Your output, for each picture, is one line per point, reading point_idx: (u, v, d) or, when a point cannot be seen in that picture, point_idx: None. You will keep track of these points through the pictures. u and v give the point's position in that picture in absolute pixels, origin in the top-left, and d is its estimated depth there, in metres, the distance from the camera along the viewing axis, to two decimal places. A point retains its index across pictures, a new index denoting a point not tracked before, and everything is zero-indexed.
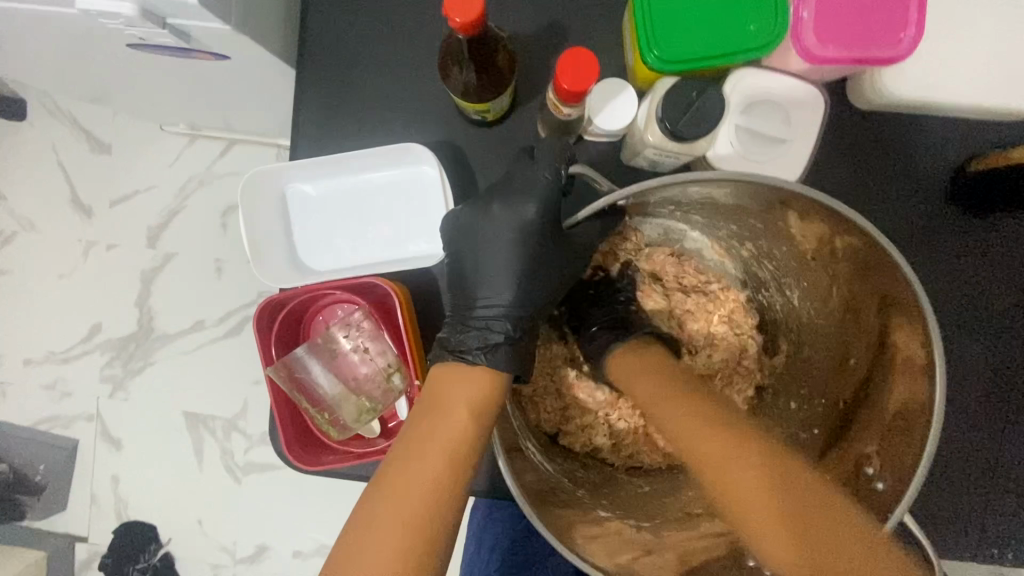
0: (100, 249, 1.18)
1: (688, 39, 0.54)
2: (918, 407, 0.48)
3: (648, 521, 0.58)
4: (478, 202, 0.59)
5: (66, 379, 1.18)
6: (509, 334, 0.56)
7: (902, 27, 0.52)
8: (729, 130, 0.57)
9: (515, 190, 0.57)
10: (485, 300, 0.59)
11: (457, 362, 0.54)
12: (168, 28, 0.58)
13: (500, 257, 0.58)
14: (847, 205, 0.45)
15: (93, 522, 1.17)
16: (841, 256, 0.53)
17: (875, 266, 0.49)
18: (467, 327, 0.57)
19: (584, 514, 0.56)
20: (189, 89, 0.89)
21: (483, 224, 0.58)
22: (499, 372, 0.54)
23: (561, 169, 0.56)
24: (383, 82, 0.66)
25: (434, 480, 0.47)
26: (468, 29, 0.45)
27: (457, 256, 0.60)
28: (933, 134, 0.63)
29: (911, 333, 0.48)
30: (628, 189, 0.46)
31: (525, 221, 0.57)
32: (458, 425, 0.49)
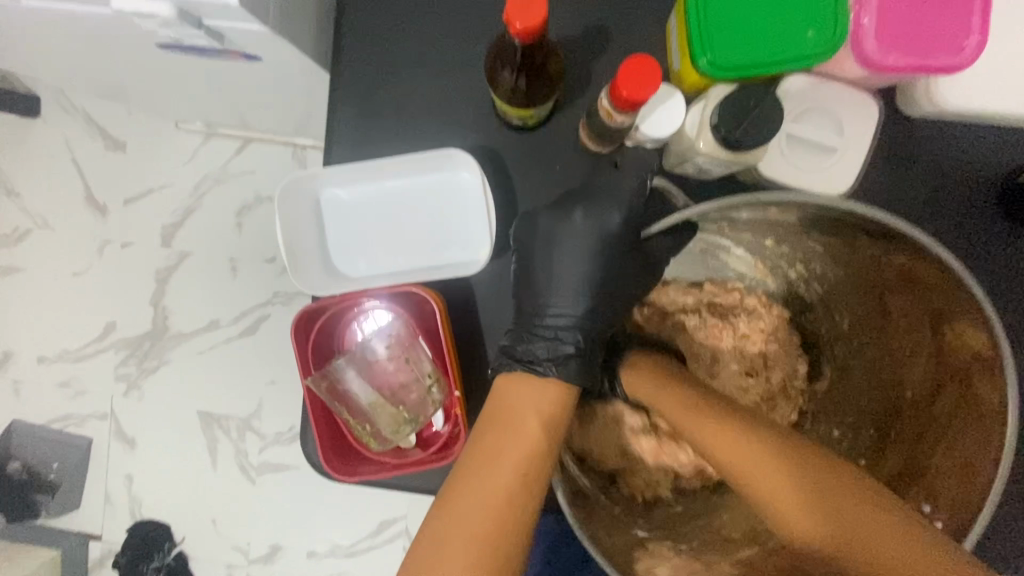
0: (115, 247, 1.17)
1: (742, 43, 0.52)
2: (987, 446, 0.47)
3: (687, 542, 0.58)
4: (558, 207, 0.60)
5: (80, 377, 1.17)
6: (579, 346, 0.58)
7: (965, 34, 0.50)
8: (780, 138, 0.56)
9: (600, 199, 0.59)
10: (553, 311, 0.60)
11: (529, 373, 0.55)
12: (204, 29, 0.57)
13: (574, 266, 0.61)
14: (927, 237, 0.45)
15: (107, 521, 1.16)
16: (910, 285, 0.52)
17: (948, 300, 0.49)
18: (533, 336, 0.58)
19: (627, 535, 0.57)
20: (211, 88, 0.88)
21: (561, 229, 0.59)
22: (572, 384, 0.55)
23: (647, 178, 0.59)
24: (417, 84, 0.65)
25: (502, 491, 0.48)
26: (528, 35, 0.43)
27: (528, 258, 0.61)
28: (983, 143, 0.62)
29: (987, 366, 0.47)
30: (709, 205, 0.48)
31: (608, 228, 0.59)
32: (532, 432, 0.51)
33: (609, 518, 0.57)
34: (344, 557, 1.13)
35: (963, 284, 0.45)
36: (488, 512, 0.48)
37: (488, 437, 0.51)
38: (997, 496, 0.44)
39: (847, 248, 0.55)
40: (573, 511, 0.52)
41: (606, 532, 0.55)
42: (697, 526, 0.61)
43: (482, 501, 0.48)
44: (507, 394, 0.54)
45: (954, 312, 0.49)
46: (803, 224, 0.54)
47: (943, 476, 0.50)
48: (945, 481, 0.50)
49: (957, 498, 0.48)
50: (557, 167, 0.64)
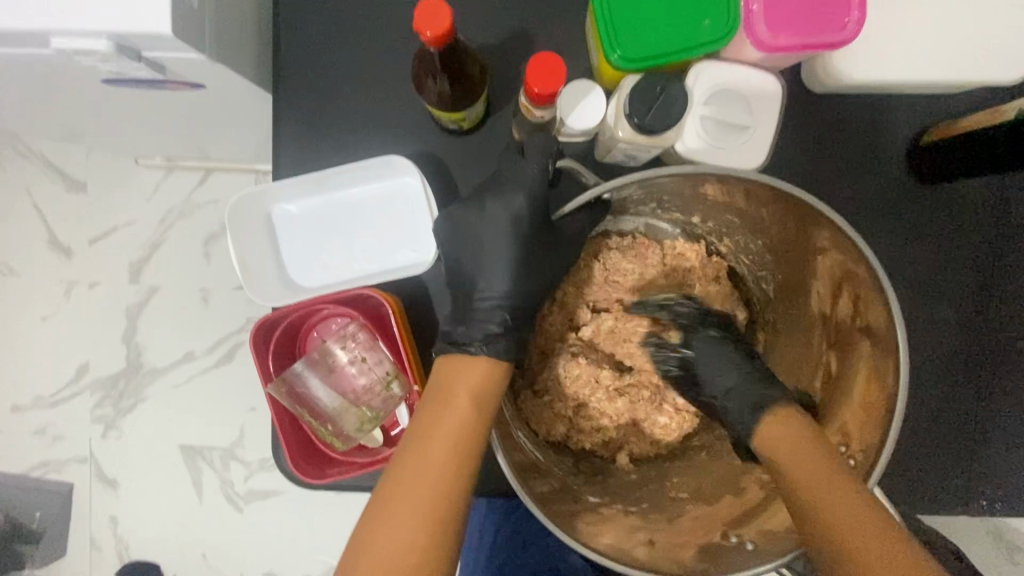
0: (83, 288, 1.17)
1: (648, 37, 0.56)
2: (885, 382, 0.52)
3: (637, 505, 0.62)
4: (469, 201, 0.62)
5: (56, 423, 1.16)
6: (507, 325, 0.60)
7: (845, 11, 0.55)
8: (695, 121, 0.60)
9: (506, 186, 0.61)
10: (482, 292, 0.62)
11: (463, 354, 0.57)
12: (144, 61, 0.60)
13: (497, 250, 0.62)
14: (807, 193, 0.50)
15: (95, 565, 1.15)
16: (813, 246, 0.57)
17: (841, 254, 0.53)
18: (469, 320, 0.61)
19: (579, 504, 0.59)
20: (164, 122, 0.90)
21: (477, 218, 0.62)
22: (502, 362, 0.57)
23: (549, 164, 0.60)
24: (357, 99, 0.68)
25: (439, 466, 0.51)
26: (438, 42, 0.47)
27: (453, 248, 0.63)
28: (884, 109, 0.67)
29: (878, 309, 0.52)
30: (614, 182, 0.51)
31: (519, 212, 0.61)
32: (464, 411, 0.53)
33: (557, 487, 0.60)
34: None
35: (848, 239, 0.50)
36: (430, 488, 0.50)
37: (423, 419, 0.53)
38: (896, 436, 0.49)
39: (759, 217, 0.59)
40: (519, 480, 0.53)
41: (553, 494, 0.58)
42: (649, 490, 0.64)
43: (424, 482, 0.50)
44: (445, 374, 0.56)
45: (847, 261, 0.53)
46: (720, 197, 0.58)
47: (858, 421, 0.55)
48: (857, 424, 0.55)
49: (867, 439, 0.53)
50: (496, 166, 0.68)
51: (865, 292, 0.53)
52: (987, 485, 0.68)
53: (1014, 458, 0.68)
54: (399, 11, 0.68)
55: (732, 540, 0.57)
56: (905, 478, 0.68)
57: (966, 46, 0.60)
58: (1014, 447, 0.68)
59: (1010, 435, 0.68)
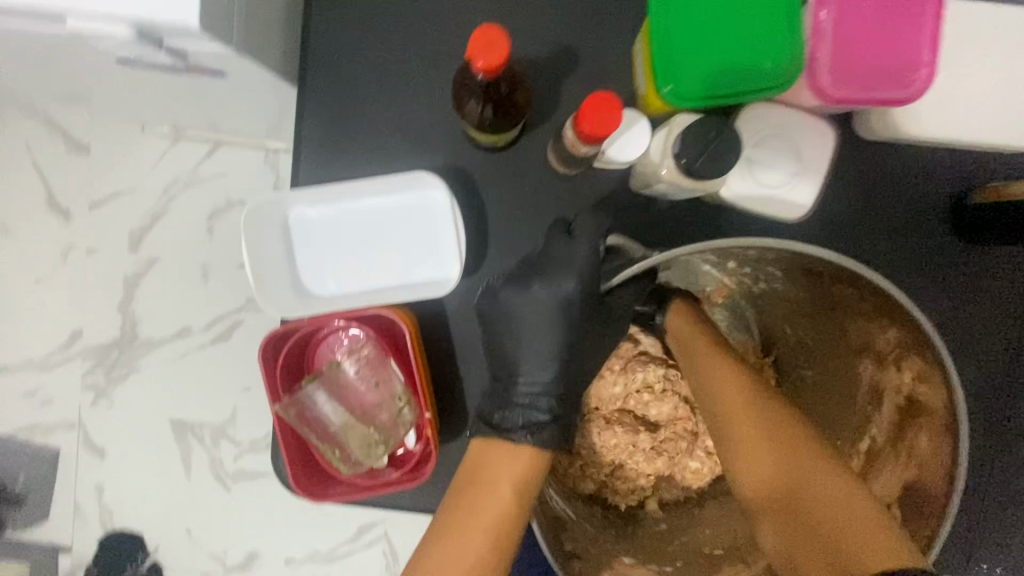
0: (80, 253, 1.14)
1: (705, 72, 0.53)
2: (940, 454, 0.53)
3: (669, 563, 0.62)
4: (517, 278, 0.60)
5: (46, 387, 1.14)
6: (553, 414, 0.60)
7: (914, 68, 0.52)
8: (741, 164, 0.58)
9: (555, 268, 0.59)
10: (527, 377, 0.61)
11: (503, 441, 0.58)
12: (166, 49, 0.56)
13: (544, 336, 0.61)
14: (867, 269, 0.50)
15: (77, 532, 1.14)
16: (865, 309, 0.56)
17: (898, 324, 0.54)
18: (510, 403, 0.60)
19: (611, 564, 0.61)
20: (177, 93, 0.87)
21: (523, 301, 0.60)
22: (543, 451, 0.58)
23: (600, 245, 0.58)
24: (386, 100, 0.65)
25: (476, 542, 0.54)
26: (490, 73, 0.44)
27: (496, 324, 0.61)
28: (932, 163, 0.64)
29: (939, 383, 0.52)
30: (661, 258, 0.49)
31: (568, 295, 0.60)
32: (503, 494, 0.55)
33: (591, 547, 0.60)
34: (323, 562, 1.13)
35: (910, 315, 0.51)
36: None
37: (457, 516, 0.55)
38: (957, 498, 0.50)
39: (812, 280, 0.58)
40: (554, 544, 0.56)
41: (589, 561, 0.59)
42: (681, 544, 0.64)
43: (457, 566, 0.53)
44: (479, 459, 0.57)
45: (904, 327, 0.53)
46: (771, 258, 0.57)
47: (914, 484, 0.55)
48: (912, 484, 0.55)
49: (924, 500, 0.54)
50: (525, 184, 0.65)
51: (923, 360, 0.53)
52: (969, 543, 0.71)
53: (1001, 519, 0.71)
54: (437, 8, 0.64)
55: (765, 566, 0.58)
56: None
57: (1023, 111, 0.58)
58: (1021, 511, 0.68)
59: None
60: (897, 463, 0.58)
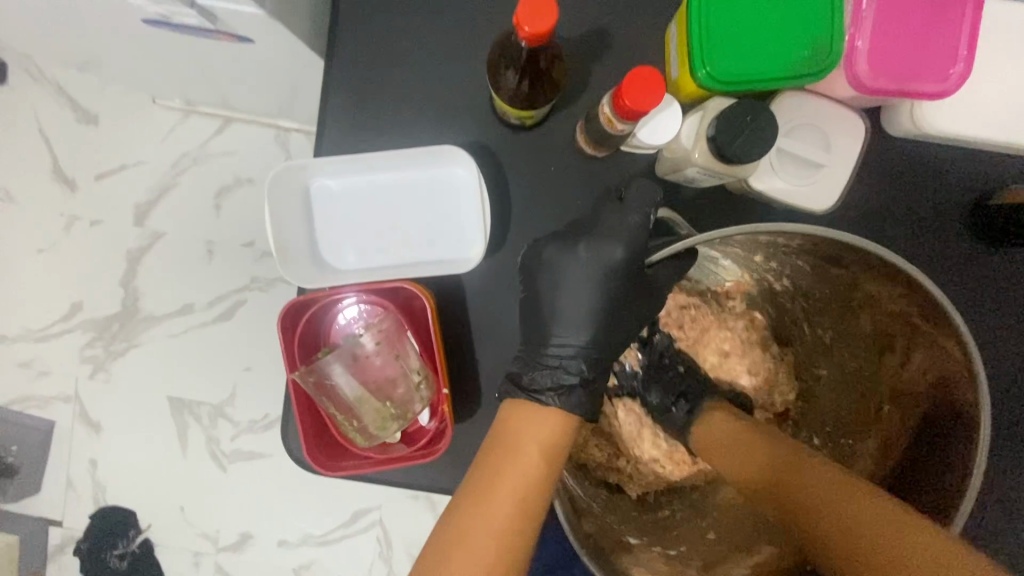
0: (84, 223, 1.12)
1: (742, 57, 0.53)
2: (949, 458, 0.50)
3: (674, 548, 0.61)
4: (562, 240, 0.59)
5: (43, 358, 1.13)
6: (584, 377, 0.58)
7: (951, 62, 0.52)
8: (772, 153, 0.58)
9: (603, 231, 0.58)
10: (557, 340, 0.59)
11: (533, 402, 0.55)
12: (197, 8, 0.55)
13: (581, 300, 0.59)
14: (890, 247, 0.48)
15: (68, 506, 1.13)
16: (890, 302, 0.55)
17: (920, 310, 0.52)
18: (540, 364, 0.58)
19: (620, 544, 0.58)
20: (192, 64, 0.85)
21: (567, 261, 0.59)
22: (575, 416, 0.55)
23: (650, 214, 0.57)
24: (411, 74, 0.64)
25: (506, 518, 0.49)
26: (534, 41, 0.43)
27: (532, 288, 0.60)
28: (955, 164, 0.64)
29: (965, 388, 0.50)
30: (704, 235, 0.48)
31: (611, 262, 0.58)
32: (535, 466, 0.51)
33: (598, 525, 0.58)
34: (317, 546, 1.12)
35: (931, 298, 0.49)
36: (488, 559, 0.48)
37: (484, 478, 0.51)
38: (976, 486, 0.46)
39: (834, 270, 0.58)
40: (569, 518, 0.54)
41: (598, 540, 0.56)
42: (685, 531, 0.63)
43: (484, 544, 0.48)
44: (513, 429, 0.53)
45: (927, 316, 0.52)
46: (798, 246, 0.56)
47: (925, 482, 0.52)
48: (920, 489, 0.53)
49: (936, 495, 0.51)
50: (548, 166, 0.65)
51: (951, 363, 0.51)
52: None
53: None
54: None
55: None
56: None
57: None
58: None
59: None
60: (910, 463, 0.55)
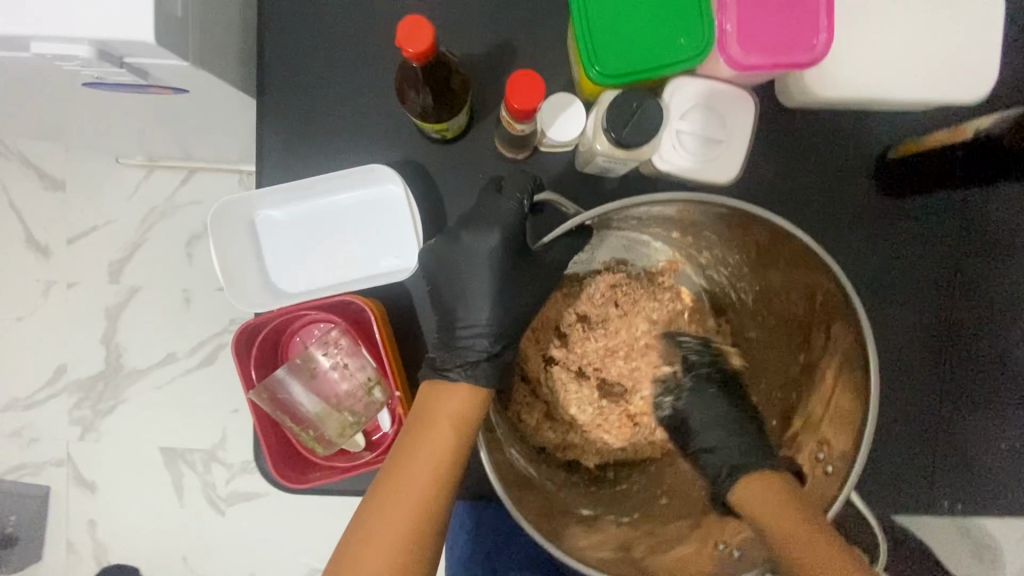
0: (61, 288, 1.16)
1: (627, 53, 0.58)
2: (854, 408, 0.56)
3: (628, 515, 0.66)
4: (448, 233, 0.63)
5: (33, 425, 1.15)
6: (490, 352, 0.62)
7: (814, 33, 0.57)
8: (672, 134, 0.62)
9: (482, 220, 0.62)
10: (464, 322, 0.64)
11: (443, 381, 0.59)
12: (127, 67, 0.59)
13: (479, 283, 0.63)
14: (766, 211, 0.54)
15: (73, 568, 1.14)
16: (786, 261, 0.60)
17: (810, 267, 0.57)
18: (451, 347, 0.62)
19: (572, 516, 0.63)
20: (146, 122, 0.90)
21: (456, 253, 0.63)
22: (483, 388, 0.59)
23: (524, 199, 0.61)
24: (341, 106, 0.69)
25: (422, 483, 0.53)
26: (419, 58, 0.48)
27: (432, 279, 0.64)
28: (855, 129, 0.69)
29: (851, 327, 0.55)
30: (593, 211, 0.53)
31: (493, 248, 0.62)
32: (445, 431, 0.55)
33: (549, 501, 0.63)
34: None
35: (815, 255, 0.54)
36: (403, 531, 0.51)
37: (403, 456, 0.54)
38: (873, 421, 0.52)
39: (736, 239, 0.63)
40: (515, 501, 0.57)
41: (549, 514, 0.61)
42: (639, 498, 0.69)
43: (406, 513, 0.52)
44: (428, 403, 0.58)
45: (817, 273, 0.57)
46: (701, 220, 0.61)
47: (836, 421, 0.58)
48: (833, 432, 0.59)
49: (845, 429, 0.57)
50: (479, 176, 0.69)
51: (848, 330, 0.56)
52: (946, 482, 0.71)
53: (982, 456, 0.72)
54: (384, 19, 0.68)
55: (722, 548, 0.61)
56: (872, 487, 0.71)
57: (934, 65, 0.62)
58: (975, 450, 0.72)
59: (969, 437, 0.71)
60: (825, 406, 0.60)
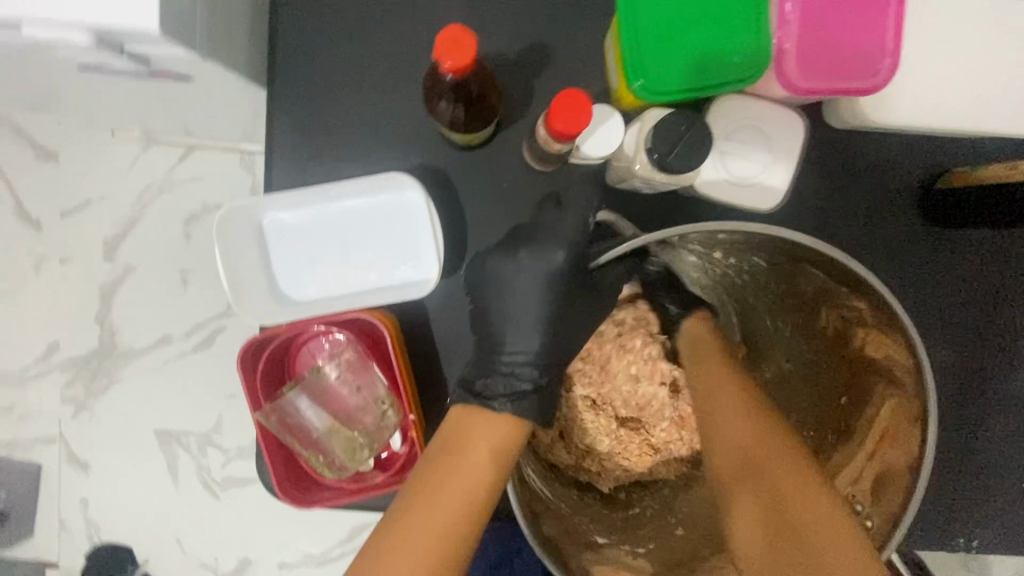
0: (53, 262, 1.11)
1: (676, 68, 0.54)
2: (905, 459, 0.53)
3: (643, 546, 0.64)
4: (503, 247, 0.59)
5: (23, 401, 1.12)
6: (536, 383, 0.57)
7: (879, 57, 0.53)
8: (714, 156, 0.59)
9: (542, 237, 0.57)
10: (510, 347, 0.58)
11: (481, 408, 0.54)
12: (127, 53, 0.54)
13: (531, 307, 0.58)
14: (826, 245, 0.49)
15: (64, 546, 1.12)
16: (843, 296, 0.56)
17: (870, 305, 0.53)
18: (492, 373, 0.57)
19: (584, 543, 0.61)
20: (144, 97, 0.84)
21: (509, 270, 0.58)
22: (526, 420, 0.54)
23: (589, 217, 0.58)
24: (359, 101, 0.64)
25: (447, 522, 0.48)
26: (459, 74, 0.44)
27: (481, 294, 0.60)
28: (904, 150, 0.65)
29: (915, 381, 0.51)
30: (655, 235, 0.48)
31: (555, 266, 0.57)
32: (480, 467, 0.50)
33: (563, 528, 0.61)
34: (317, 566, 1.12)
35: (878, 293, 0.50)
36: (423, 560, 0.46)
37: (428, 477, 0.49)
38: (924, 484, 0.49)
39: (785, 266, 0.59)
40: (531, 523, 0.55)
41: (561, 543, 0.58)
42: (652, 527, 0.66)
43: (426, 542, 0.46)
44: (461, 429, 0.52)
45: (877, 314, 0.53)
46: (747, 246, 0.58)
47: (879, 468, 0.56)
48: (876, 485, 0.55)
49: (890, 477, 0.54)
50: (503, 183, 0.65)
51: (904, 372, 0.53)
52: (967, 518, 0.69)
53: (1001, 496, 0.69)
54: (408, 8, 0.63)
55: None
56: None
57: (992, 91, 0.59)
58: (1001, 484, 0.69)
59: (995, 473, 0.69)
60: (869, 453, 0.57)
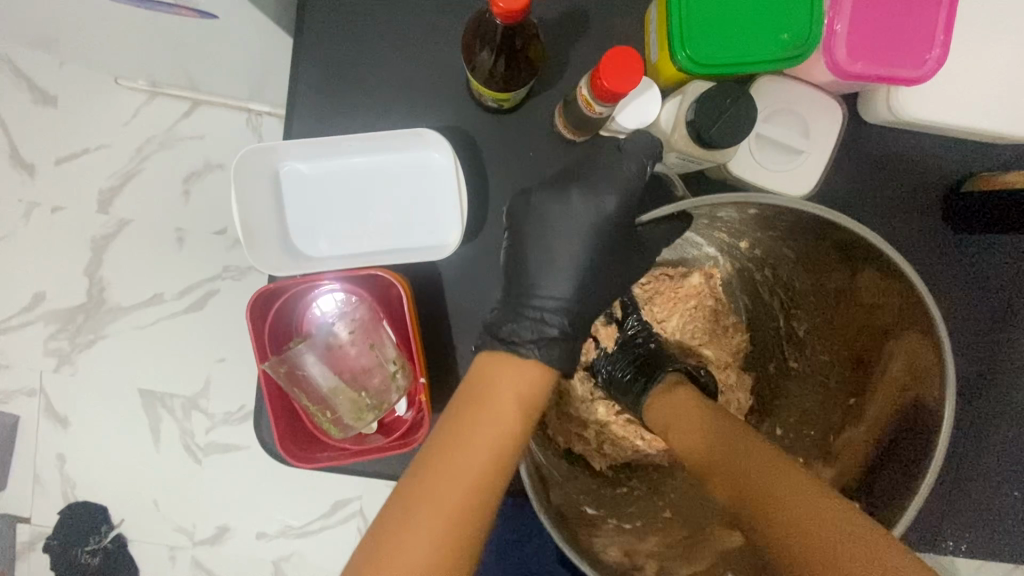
0: (44, 211, 1.07)
1: (723, 41, 0.53)
2: (912, 450, 0.51)
3: (630, 522, 0.61)
4: (555, 184, 0.57)
5: (4, 350, 1.08)
6: (564, 329, 0.55)
7: (926, 48, 0.53)
8: (750, 138, 0.58)
9: (600, 180, 0.56)
10: (542, 291, 0.57)
11: (512, 355, 0.52)
12: None
13: (568, 249, 0.57)
14: (868, 231, 0.47)
15: (36, 502, 1.08)
16: (868, 289, 0.54)
17: (896, 298, 0.52)
18: (522, 315, 0.55)
19: (580, 515, 0.58)
20: (152, 45, 0.81)
21: (556, 207, 0.57)
22: (554, 369, 0.53)
23: (648, 165, 0.55)
24: (388, 57, 0.62)
25: (477, 470, 0.46)
26: (508, 17, 0.43)
27: (520, 232, 0.58)
28: (930, 152, 0.65)
29: (932, 381, 0.50)
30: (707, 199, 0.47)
31: (604, 214, 0.56)
32: (511, 415, 0.48)
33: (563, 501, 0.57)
34: (296, 537, 1.09)
35: (907, 282, 0.49)
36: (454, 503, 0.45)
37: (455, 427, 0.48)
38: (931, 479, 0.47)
39: (811, 255, 0.57)
40: (535, 487, 0.53)
41: (566, 516, 0.55)
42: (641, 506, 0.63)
43: (450, 487, 0.45)
44: (491, 375, 0.51)
45: (903, 309, 0.52)
46: (777, 229, 0.56)
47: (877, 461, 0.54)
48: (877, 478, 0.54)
49: (892, 464, 0.53)
50: (529, 152, 0.63)
51: (919, 366, 0.51)
52: (960, 523, 0.69)
53: (993, 502, 0.69)
54: None
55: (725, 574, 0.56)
56: None
57: None
58: (995, 493, 0.69)
59: (990, 481, 0.70)
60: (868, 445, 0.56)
